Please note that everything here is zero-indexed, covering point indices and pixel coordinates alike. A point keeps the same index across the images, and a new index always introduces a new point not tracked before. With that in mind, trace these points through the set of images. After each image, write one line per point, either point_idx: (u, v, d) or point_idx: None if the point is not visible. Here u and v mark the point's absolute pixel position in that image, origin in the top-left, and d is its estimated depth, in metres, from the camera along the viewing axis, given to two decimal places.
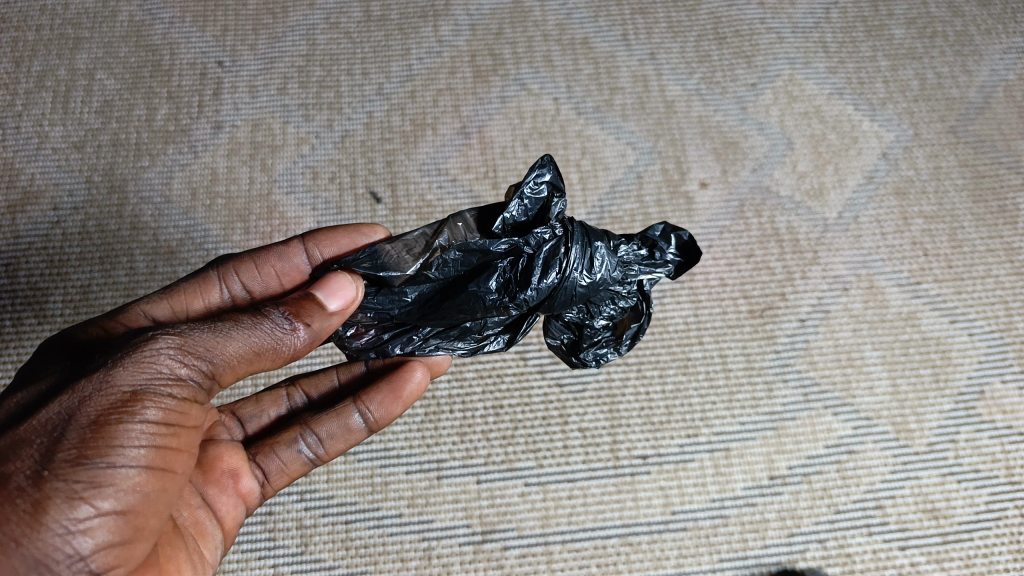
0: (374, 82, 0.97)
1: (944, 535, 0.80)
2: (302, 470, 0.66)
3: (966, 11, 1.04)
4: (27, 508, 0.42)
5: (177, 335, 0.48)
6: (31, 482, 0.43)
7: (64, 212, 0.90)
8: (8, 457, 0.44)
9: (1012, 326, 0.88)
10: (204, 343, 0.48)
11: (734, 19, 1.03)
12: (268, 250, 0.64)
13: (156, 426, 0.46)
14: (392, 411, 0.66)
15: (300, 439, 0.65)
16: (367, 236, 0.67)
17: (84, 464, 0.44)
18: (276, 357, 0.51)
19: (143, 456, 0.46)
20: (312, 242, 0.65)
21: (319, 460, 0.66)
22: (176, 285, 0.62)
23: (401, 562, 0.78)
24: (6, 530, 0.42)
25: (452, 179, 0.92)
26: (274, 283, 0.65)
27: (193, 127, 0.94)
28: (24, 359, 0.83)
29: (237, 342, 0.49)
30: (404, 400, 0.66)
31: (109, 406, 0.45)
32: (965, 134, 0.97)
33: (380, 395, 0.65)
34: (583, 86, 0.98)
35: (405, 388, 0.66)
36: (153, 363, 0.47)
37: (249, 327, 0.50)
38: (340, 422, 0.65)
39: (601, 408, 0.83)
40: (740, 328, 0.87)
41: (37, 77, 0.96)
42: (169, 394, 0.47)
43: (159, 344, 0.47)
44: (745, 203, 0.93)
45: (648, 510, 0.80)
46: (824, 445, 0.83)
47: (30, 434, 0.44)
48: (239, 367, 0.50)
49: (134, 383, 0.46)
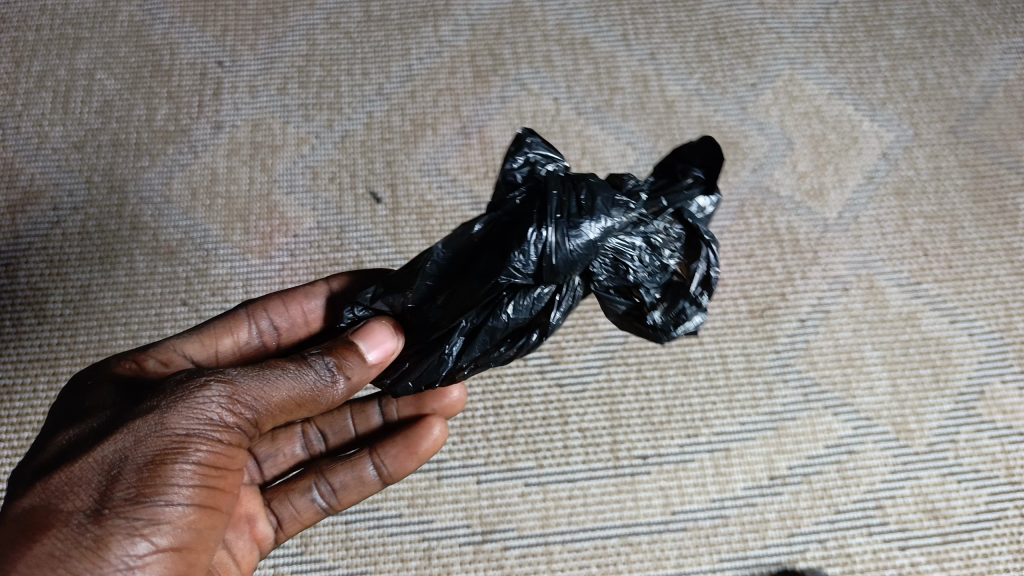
0: (374, 82, 0.97)
1: (944, 535, 0.80)
2: (315, 517, 0.67)
3: (966, 11, 1.04)
4: (90, 544, 0.43)
5: (225, 382, 0.49)
6: (93, 519, 0.43)
7: (64, 212, 0.90)
8: (65, 495, 0.44)
9: (1013, 326, 0.88)
10: (253, 391, 0.49)
11: (734, 20, 1.03)
12: (292, 288, 0.66)
13: (208, 467, 0.47)
14: (407, 466, 0.68)
15: (314, 488, 0.66)
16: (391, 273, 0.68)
17: (143, 502, 0.45)
18: (316, 406, 0.52)
19: (196, 497, 0.47)
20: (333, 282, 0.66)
21: (331, 510, 0.67)
22: (207, 322, 0.63)
23: (401, 562, 0.78)
24: (69, 566, 0.42)
25: (452, 179, 0.92)
26: (298, 322, 0.65)
27: (193, 127, 0.94)
28: (24, 359, 0.83)
29: (282, 391, 0.50)
30: (419, 456, 0.68)
31: (165, 449, 0.46)
32: (965, 133, 0.97)
33: (394, 448, 0.67)
34: (583, 86, 0.98)
35: (420, 444, 0.67)
36: (204, 409, 0.47)
37: (294, 375, 0.51)
38: (352, 472, 0.67)
39: (601, 408, 0.83)
40: (740, 328, 0.87)
41: (37, 77, 0.96)
42: (219, 438, 0.48)
43: (210, 392, 0.48)
44: (745, 203, 0.93)
45: (648, 510, 0.80)
46: (824, 445, 0.83)
47: (85, 472, 0.45)
48: (280, 415, 0.51)
49: (187, 428, 0.47)
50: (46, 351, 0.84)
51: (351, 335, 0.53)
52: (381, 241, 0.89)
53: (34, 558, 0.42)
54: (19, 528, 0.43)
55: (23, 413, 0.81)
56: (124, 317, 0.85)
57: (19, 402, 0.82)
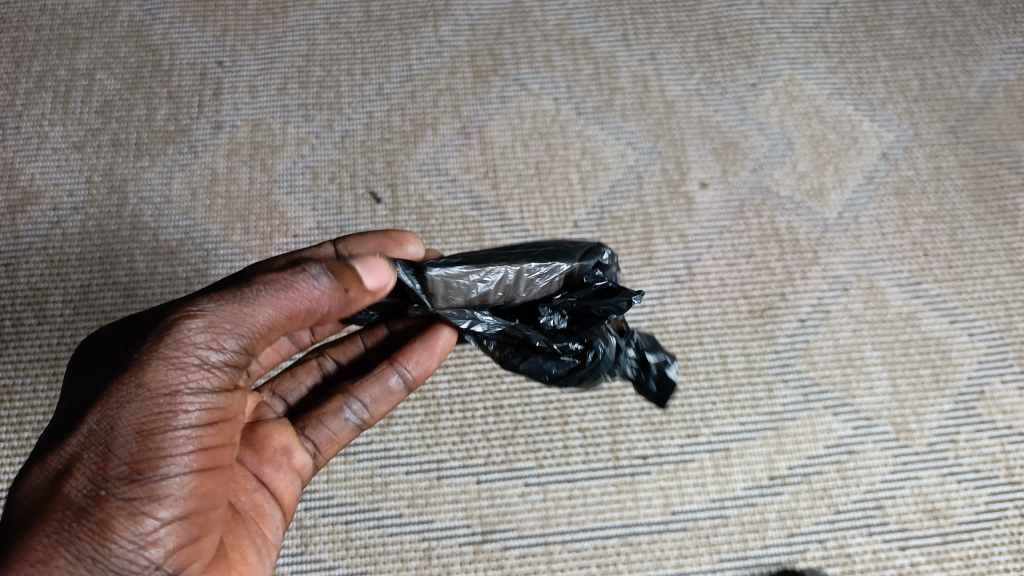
0: (374, 82, 0.97)
1: (944, 535, 0.80)
2: (351, 436, 0.67)
3: (966, 11, 1.04)
4: (96, 524, 0.44)
5: (199, 318, 0.46)
6: (93, 499, 0.44)
7: (64, 212, 0.90)
8: (63, 475, 0.45)
9: (1013, 326, 0.88)
10: (230, 317, 0.47)
11: (734, 20, 1.03)
12: (301, 250, 0.64)
13: (199, 426, 0.47)
14: (427, 366, 0.67)
15: (345, 407, 0.66)
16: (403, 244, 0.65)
17: (139, 476, 0.45)
18: (311, 317, 0.50)
19: (192, 459, 0.47)
20: (342, 244, 0.63)
21: (365, 424, 0.67)
22: None
23: (401, 562, 0.78)
24: (79, 547, 0.44)
25: (452, 179, 0.92)
26: None
27: (193, 127, 0.94)
28: (24, 359, 0.83)
29: (267, 307, 0.48)
30: (437, 355, 0.67)
31: (147, 416, 0.45)
32: (965, 133, 0.97)
33: (415, 351, 0.66)
34: (583, 86, 0.98)
35: (437, 342, 0.67)
36: (181, 359, 0.46)
37: (282, 287, 0.48)
38: (380, 384, 0.67)
39: (601, 408, 0.83)
40: (740, 328, 0.87)
41: (37, 77, 0.96)
42: (202, 389, 0.47)
43: (184, 334, 0.46)
44: (745, 203, 0.93)
45: (648, 510, 0.80)
46: (824, 445, 0.83)
47: (76, 450, 0.45)
48: (273, 330, 0.49)
49: (168, 386, 0.46)
50: (46, 351, 0.84)
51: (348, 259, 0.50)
52: None
53: (45, 540, 0.44)
54: (32, 512, 0.45)
55: (24, 412, 0.82)
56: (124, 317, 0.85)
57: (19, 402, 0.82)
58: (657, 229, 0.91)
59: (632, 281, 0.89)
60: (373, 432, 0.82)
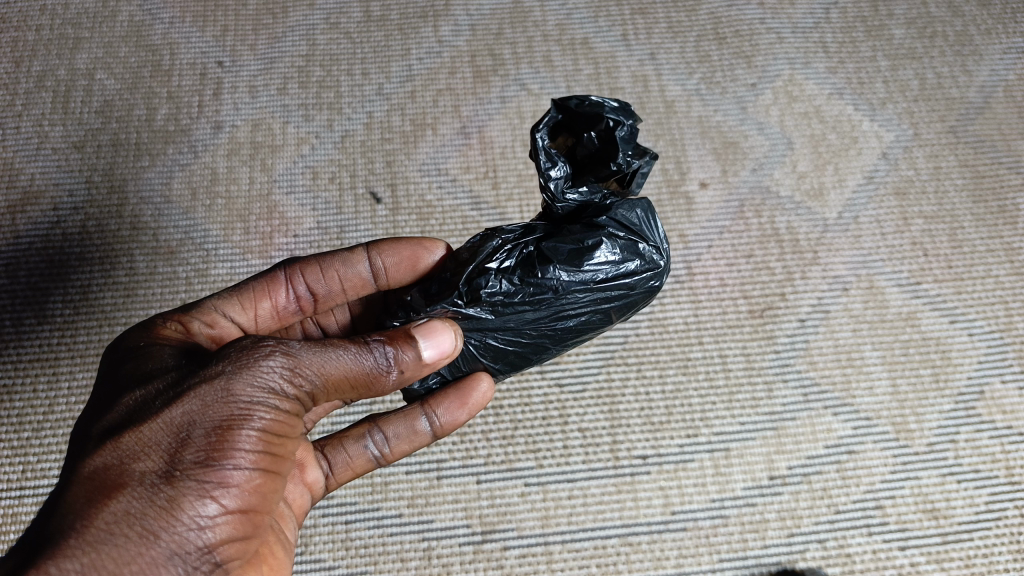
0: (374, 82, 0.97)
1: (944, 535, 0.80)
2: (367, 466, 0.66)
3: (966, 11, 1.04)
4: (163, 503, 0.42)
5: (288, 354, 0.47)
6: (164, 479, 0.43)
7: (64, 212, 0.90)
8: (135, 455, 0.43)
9: (1013, 326, 0.88)
10: (315, 362, 0.47)
11: (734, 19, 1.03)
12: (334, 254, 0.63)
13: (271, 432, 0.46)
14: (458, 417, 0.64)
15: (367, 436, 0.65)
16: (432, 252, 0.66)
17: (212, 465, 0.44)
18: (370, 388, 0.50)
19: (261, 458, 0.45)
20: (376, 250, 0.64)
21: (383, 459, 0.66)
22: (245, 282, 0.62)
23: (401, 562, 0.78)
24: (144, 523, 0.42)
25: (453, 179, 0.92)
26: (335, 288, 0.64)
27: (193, 127, 0.94)
28: (24, 359, 0.84)
29: (342, 366, 0.48)
30: (470, 408, 0.64)
31: (232, 414, 0.45)
32: (966, 133, 0.97)
33: (447, 401, 0.63)
34: (583, 86, 0.98)
35: (471, 396, 0.63)
36: (266, 375, 0.46)
37: (356, 354, 0.49)
38: (406, 423, 0.65)
39: (601, 407, 0.83)
40: (740, 328, 0.87)
41: (37, 77, 0.96)
42: (280, 404, 0.46)
43: (274, 360, 0.46)
44: (745, 203, 0.93)
45: (648, 510, 0.80)
46: (824, 445, 0.83)
47: (155, 434, 0.44)
48: (336, 390, 0.49)
49: (250, 394, 0.45)
50: (46, 351, 0.84)
51: (412, 327, 0.51)
52: None
53: (109, 515, 0.42)
54: (89, 485, 0.42)
55: (24, 412, 0.82)
56: (124, 317, 0.85)
57: (19, 402, 0.82)
58: None
59: None
60: None
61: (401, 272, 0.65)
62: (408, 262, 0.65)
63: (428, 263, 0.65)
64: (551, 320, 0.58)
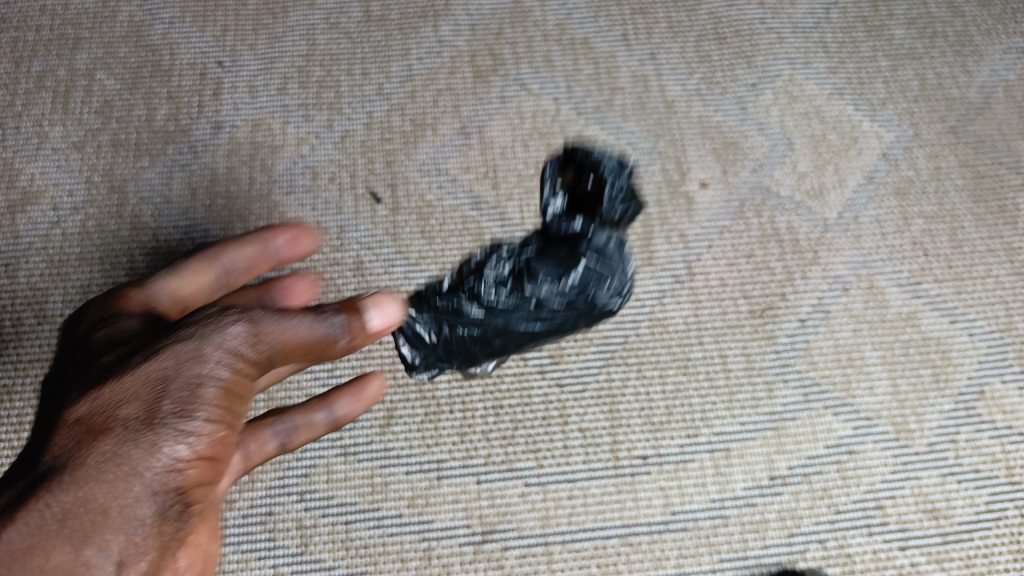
0: (374, 82, 0.97)
1: (945, 535, 0.80)
2: (319, 433, 0.70)
3: (966, 11, 1.04)
4: (138, 450, 0.42)
5: (250, 317, 0.48)
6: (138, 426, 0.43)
7: (65, 212, 0.90)
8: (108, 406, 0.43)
9: (1013, 326, 0.88)
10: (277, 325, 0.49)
11: (735, 19, 1.02)
12: (247, 236, 0.70)
13: (236, 389, 0.46)
14: (354, 413, 0.71)
15: (321, 404, 0.69)
16: (310, 244, 0.75)
17: (184, 414, 0.43)
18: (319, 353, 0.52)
19: (229, 412, 0.46)
20: (268, 233, 0.71)
21: (333, 429, 0.71)
22: (183, 262, 0.67)
23: (401, 563, 0.78)
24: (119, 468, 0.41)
25: (452, 179, 0.92)
26: (248, 259, 0.70)
27: (193, 127, 0.94)
28: (25, 359, 0.84)
29: (298, 331, 0.50)
30: (366, 402, 0.72)
31: (201, 368, 0.45)
32: (966, 133, 0.97)
33: (364, 388, 0.71)
34: (584, 86, 0.98)
35: (367, 392, 0.71)
36: (234, 333, 0.47)
37: (310, 320, 0.51)
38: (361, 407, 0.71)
39: (601, 408, 0.83)
40: (740, 328, 0.87)
41: (36, 77, 0.96)
42: (246, 363, 0.47)
43: (238, 318, 0.48)
44: (745, 203, 0.93)
45: (648, 510, 0.80)
46: (825, 445, 0.83)
47: (128, 385, 0.44)
48: (292, 356, 0.50)
49: (218, 349, 0.46)
50: (47, 351, 0.84)
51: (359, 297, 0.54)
52: (381, 241, 0.89)
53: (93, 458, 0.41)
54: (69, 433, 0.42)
55: (24, 412, 0.82)
56: None
57: (19, 403, 0.82)
58: (657, 229, 0.91)
59: (633, 281, 0.89)
60: (373, 432, 0.82)
61: (254, 266, 0.71)
62: (292, 244, 0.73)
63: (303, 251, 0.74)
64: (524, 318, 0.65)
